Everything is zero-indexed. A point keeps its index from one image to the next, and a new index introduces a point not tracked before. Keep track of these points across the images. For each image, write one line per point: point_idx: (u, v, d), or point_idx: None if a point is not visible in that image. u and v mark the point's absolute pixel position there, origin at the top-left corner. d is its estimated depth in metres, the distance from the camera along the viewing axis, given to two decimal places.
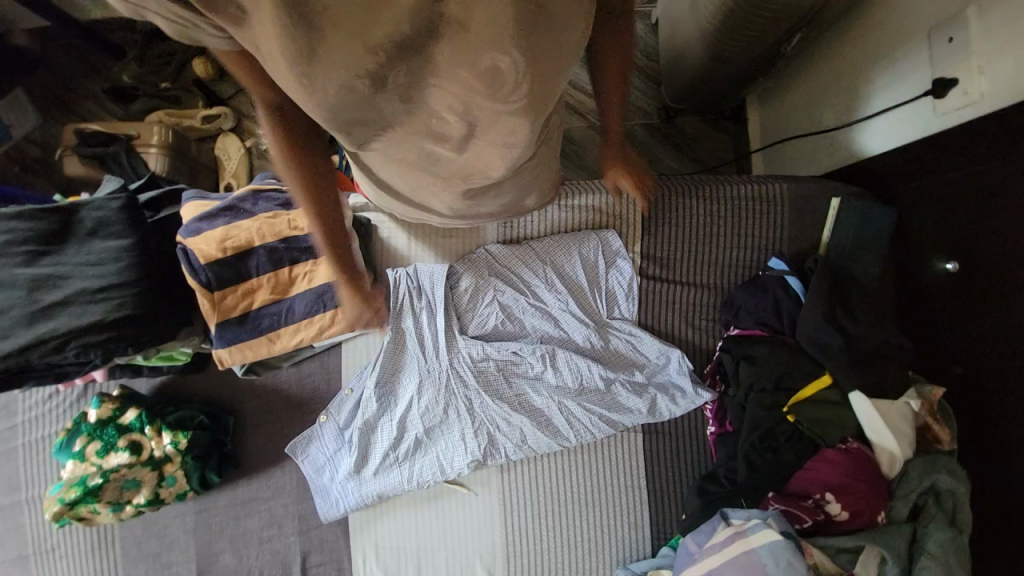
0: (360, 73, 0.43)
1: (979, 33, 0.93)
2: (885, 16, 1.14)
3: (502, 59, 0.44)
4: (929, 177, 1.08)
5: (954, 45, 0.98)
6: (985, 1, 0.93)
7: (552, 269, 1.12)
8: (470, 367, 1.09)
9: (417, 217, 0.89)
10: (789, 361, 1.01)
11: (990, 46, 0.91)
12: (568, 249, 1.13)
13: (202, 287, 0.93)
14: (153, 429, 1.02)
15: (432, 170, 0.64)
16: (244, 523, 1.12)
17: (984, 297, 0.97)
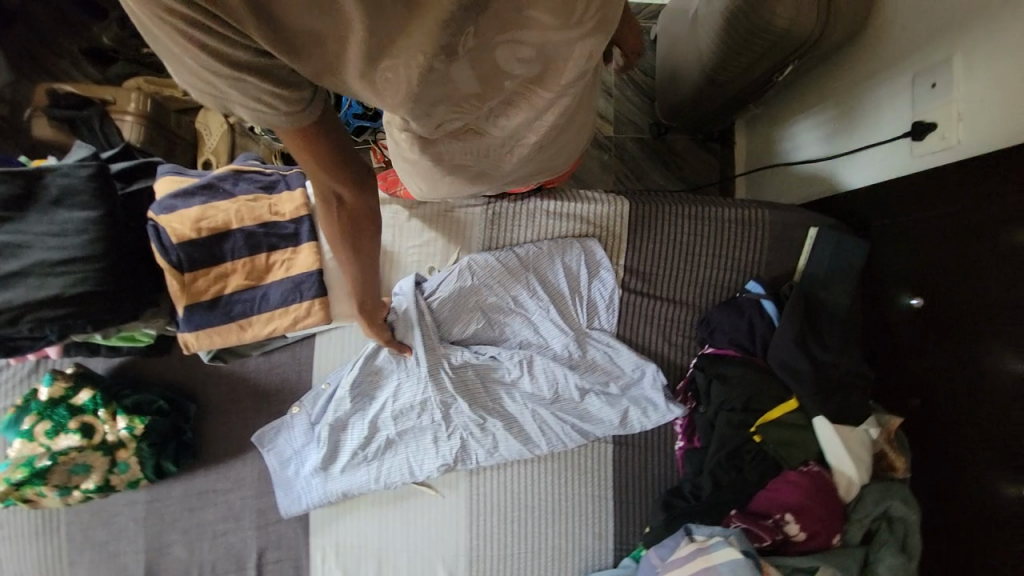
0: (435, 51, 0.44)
1: (961, 82, 0.99)
2: (875, 54, 1.18)
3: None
4: (905, 214, 1.12)
5: (937, 92, 1.03)
6: (968, 51, 0.98)
7: (537, 275, 1.12)
8: (449, 368, 1.08)
9: (439, 194, 0.91)
10: (759, 383, 1.04)
11: (974, 94, 0.96)
12: (554, 256, 1.13)
13: (172, 268, 0.89)
14: (106, 412, 0.97)
15: (467, 138, 0.65)
16: (198, 515, 1.08)
17: (946, 333, 1.02)
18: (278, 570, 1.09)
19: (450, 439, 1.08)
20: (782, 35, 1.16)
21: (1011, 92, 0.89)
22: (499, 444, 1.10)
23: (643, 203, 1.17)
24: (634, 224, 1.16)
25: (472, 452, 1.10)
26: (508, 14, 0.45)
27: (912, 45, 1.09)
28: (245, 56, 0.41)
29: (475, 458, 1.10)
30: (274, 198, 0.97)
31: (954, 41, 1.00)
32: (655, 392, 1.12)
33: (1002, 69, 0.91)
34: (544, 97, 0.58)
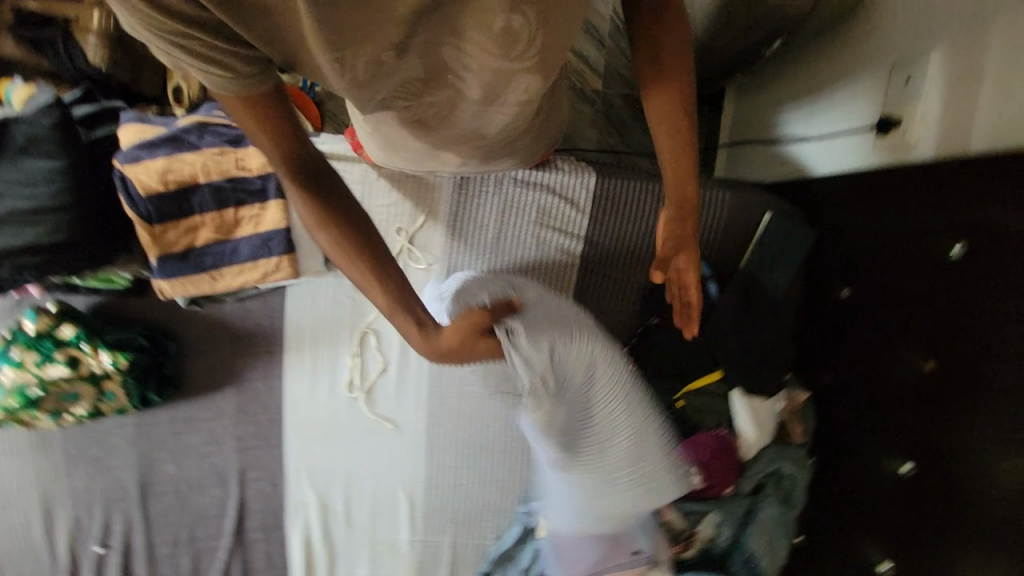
0: (387, 47, 0.51)
1: (931, 81, 0.98)
2: (860, 37, 1.16)
3: (516, 17, 0.51)
4: (853, 206, 1.17)
5: (908, 88, 1.03)
6: (944, 50, 0.96)
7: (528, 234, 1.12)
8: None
9: (410, 163, 0.92)
10: (688, 353, 1.17)
11: (938, 91, 0.97)
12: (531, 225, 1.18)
13: (141, 220, 0.93)
14: (90, 347, 1.05)
15: (409, 118, 0.67)
16: (183, 439, 1.21)
17: (868, 321, 1.12)
18: (257, 487, 1.25)
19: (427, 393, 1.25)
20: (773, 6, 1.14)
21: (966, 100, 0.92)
22: (464, 394, 1.26)
23: (610, 175, 1.20)
24: (598, 196, 1.20)
25: (440, 403, 1.26)
26: (455, 24, 0.52)
27: (897, 33, 1.06)
28: (185, 7, 0.44)
29: (445, 398, 1.26)
30: (240, 152, 0.97)
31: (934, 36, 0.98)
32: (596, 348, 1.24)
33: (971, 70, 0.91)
34: (493, 92, 0.61)
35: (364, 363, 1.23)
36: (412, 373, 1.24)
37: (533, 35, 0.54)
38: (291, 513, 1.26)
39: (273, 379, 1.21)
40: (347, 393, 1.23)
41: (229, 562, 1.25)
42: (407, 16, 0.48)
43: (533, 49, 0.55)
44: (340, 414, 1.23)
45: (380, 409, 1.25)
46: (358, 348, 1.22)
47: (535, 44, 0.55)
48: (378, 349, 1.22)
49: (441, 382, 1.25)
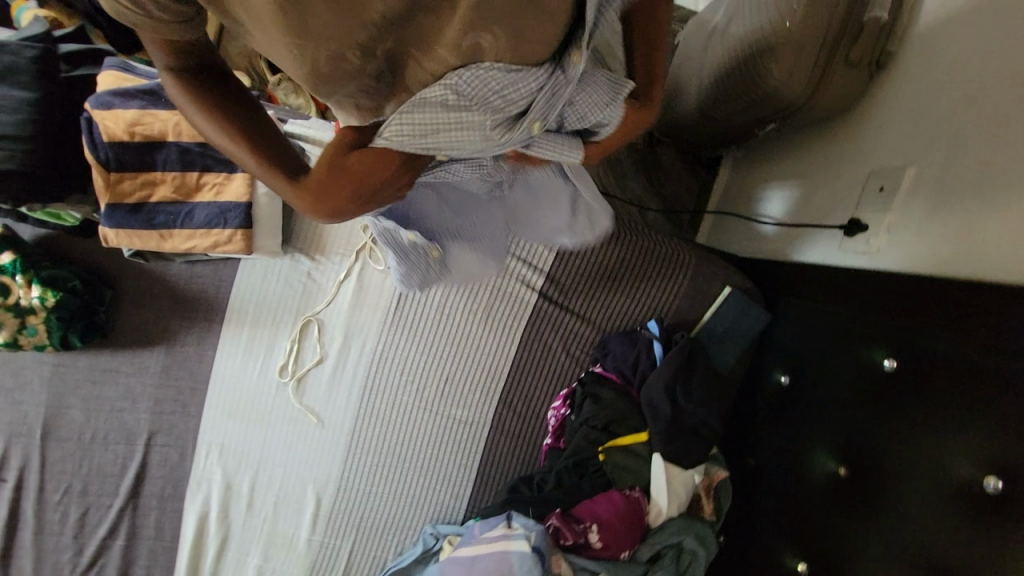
0: (349, 45, 0.47)
1: (903, 196, 0.99)
2: (853, 140, 1.16)
3: (485, 36, 0.47)
4: (808, 299, 1.19)
5: (881, 198, 1.04)
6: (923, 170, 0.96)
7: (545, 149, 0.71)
8: (379, 319, 1.22)
9: None
10: (625, 411, 1.17)
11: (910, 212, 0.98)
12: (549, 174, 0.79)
13: (99, 165, 0.93)
14: (23, 279, 1.04)
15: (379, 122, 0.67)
16: (99, 388, 1.18)
17: (799, 414, 1.14)
18: (164, 452, 1.21)
19: (358, 395, 1.23)
20: (769, 94, 1.15)
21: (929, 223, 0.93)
22: (396, 404, 1.24)
23: None
24: None
25: (371, 408, 1.24)
26: (427, 37, 0.48)
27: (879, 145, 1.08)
28: None
29: (376, 403, 1.24)
30: None
31: (916, 154, 0.98)
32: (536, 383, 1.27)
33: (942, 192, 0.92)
34: None
35: (301, 350, 1.21)
36: (350, 371, 1.23)
37: (501, 57, 0.50)
38: (191, 486, 1.22)
39: (205, 347, 1.20)
40: (277, 377, 1.21)
41: (118, 522, 1.21)
42: (376, 19, 0.44)
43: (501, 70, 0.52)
44: (266, 397, 1.21)
45: (307, 400, 1.23)
46: (298, 335, 1.20)
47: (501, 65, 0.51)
48: (319, 339, 1.21)
49: (376, 387, 1.23)
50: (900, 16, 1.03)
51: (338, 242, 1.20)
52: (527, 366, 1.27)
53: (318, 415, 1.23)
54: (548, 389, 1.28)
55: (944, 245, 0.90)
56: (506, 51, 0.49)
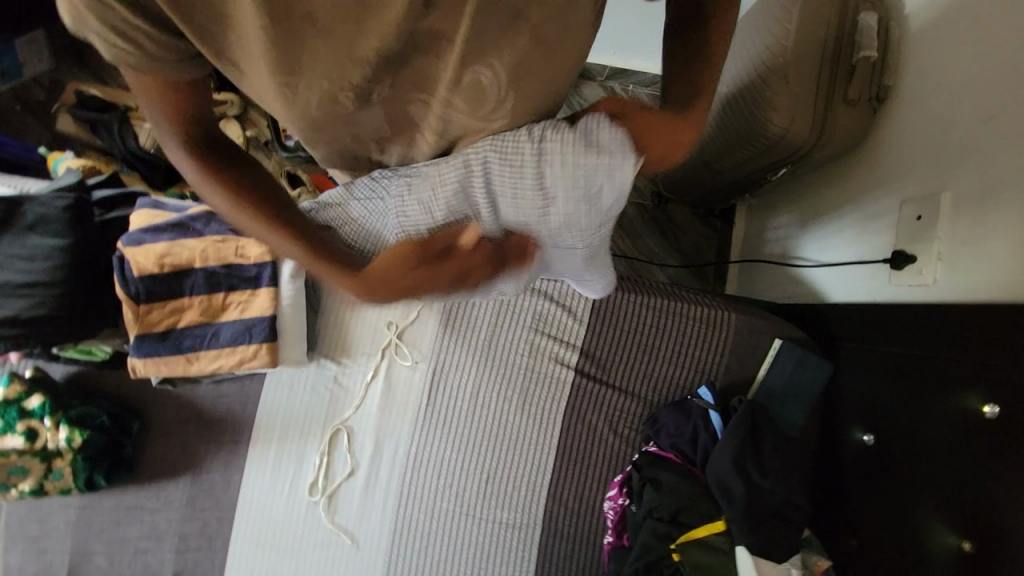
0: (343, 84, 0.47)
1: (946, 220, 0.92)
2: (874, 171, 1.10)
3: (484, 72, 0.48)
4: (869, 344, 1.09)
5: (923, 226, 0.96)
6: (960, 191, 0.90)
7: (509, 147, 0.58)
8: (410, 420, 1.15)
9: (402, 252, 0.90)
10: (690, 496, 1.03)
11: (957, 239, 0.90)
12: (547, 159, 0.58)
13: (129, 299, 0.94)
14: (52, 420, 1.02)
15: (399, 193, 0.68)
16: (124, 528, 1.12)
17: (897, 476, 0.99)
18: None
19: (394, 510, 1.13)
20: (774, 142, 1.12)
21: (989, 235, 0.84)
22: (436, 513, 1.13)
23: (609, 286, 1.17)
24: (597, 306, 1.16)
25: (410, 520, 1.13)
26: (426, 71, 0.48)
27: (902, 170, 1.03)
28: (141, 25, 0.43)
29: (413, 513, 1.13)
30: (242, 240, 1.01)
31: (950, 174, 0.92)
32: (583, 469, 1.16)
33: (986, 199, 0.85)
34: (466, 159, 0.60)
35: (331, 462, 1.14)
36: (383, 481, 1.14)
37: (501, 96, 0.51)
38: None
39: (232, 472, 1.14)
40: (307, 496, 1.13)
41: None
42: (372, 56, 0.45)
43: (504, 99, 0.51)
44: (294, 523, 1.12)
45: (341, 520, 1.13)
46: (327, 446, 1.13)
47: (505, 103, 0.52)
48: (349, 449, 1.14)
49: (413, 495, 1.13)
50: (888, 51, 1.04)
51: (362, 343, 1.16)
52: (572, 453, 1.16)
53: (353, 539, 1.12)
54: (599, 474, 1.16)
55: (1009, 270, 0.82)
56: (506, 82, 0.49)
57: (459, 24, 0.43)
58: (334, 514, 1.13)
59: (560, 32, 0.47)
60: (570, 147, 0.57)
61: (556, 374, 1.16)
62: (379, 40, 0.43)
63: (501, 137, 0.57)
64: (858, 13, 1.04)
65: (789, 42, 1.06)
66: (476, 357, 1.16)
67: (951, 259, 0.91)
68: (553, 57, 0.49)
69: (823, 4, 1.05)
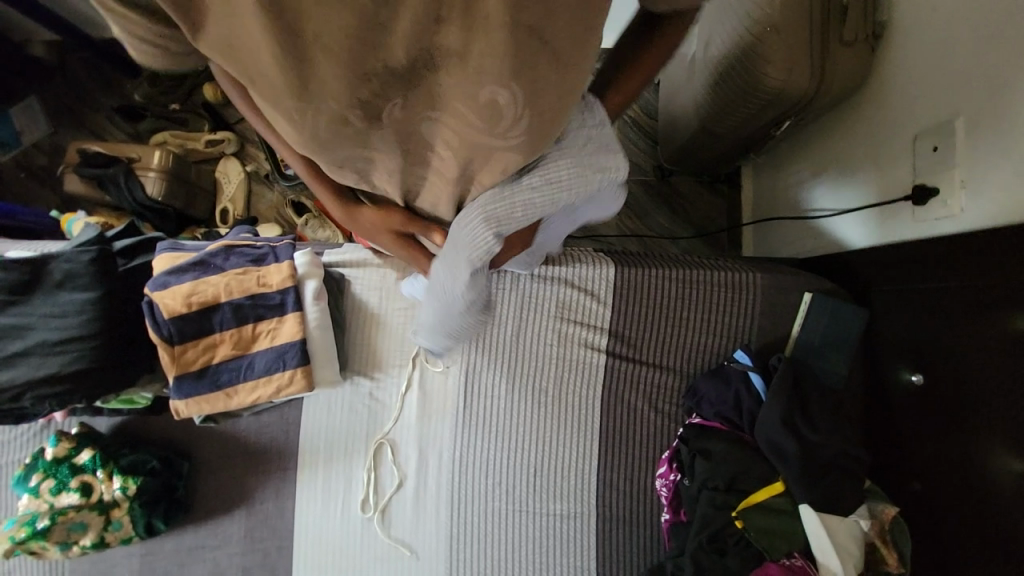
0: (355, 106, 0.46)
1: (968, 148, 0.89)
2: (882, 111, 1.08)
3: (501, 92, 0.46)
4: (902, 284, 1.06)
5: (941, 156, 0.94)
6: (975, 116, 0.88)
7: (541, 201, 0.61)
8: (450, 424, 1.15)
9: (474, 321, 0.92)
10: (743, 462, 1.01)
11: (978, 163, 0.88)
12: (546, 206, 0.62)
13: (163, 341, 0.95)
14: (104, 472, 1.04)
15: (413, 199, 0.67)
16: (188, 569, 1.13)
17: (953, 415, 0.96)
18: None
19: (447, 517, 1.13)
20: (774, 95, 1.11)
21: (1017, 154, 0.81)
22: (490, 514, 1.13)
23: (629, 264, 1.16)
24: (619, 286, 1.15)
25: (464, 525, 1.13)
26: (434, 88, 0.47)
27: (915, 101, 0.99)
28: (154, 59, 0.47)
29: (467, 517, 1.13)
30: (263, 270, 1.02)
31: (961, 101, 0.90)
32: (630, 451, 1.15)
33: (1006, 119, 0.82)
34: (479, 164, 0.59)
35: (379, 476, 1.14)
36: (432, 489, 1.14)
37: (518, 114, 0.48)
38: None
39: (283, 499, 1.15)
40: (360, 514, 1.13)
41: None
42: (379, 74, 0.44)
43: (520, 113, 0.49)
44: (351, 542, 1.13)
45: (397, 532, 1.13)
46: (373, 461, 1.14)
47: (522, 122, 0.49)
48: (395, 461, 1.14)
49: (464, 499, 1.13)
50: None
51: (392, 354, 1.16)
52: (617, 436, 1.15)
53: (411, 550, 1.13)
54: (647, 454, 1.15)
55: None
56: (523, 103, 0.47)
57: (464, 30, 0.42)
58: (389, 528, 1.13)
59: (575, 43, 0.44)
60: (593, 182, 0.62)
61: (589, 360, 1.16)
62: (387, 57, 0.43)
63: (499, 205, 0.61)
64: None
65: None
66: (507, 353, 1.15)
67: (977, 184, 0.88)
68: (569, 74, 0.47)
69: None
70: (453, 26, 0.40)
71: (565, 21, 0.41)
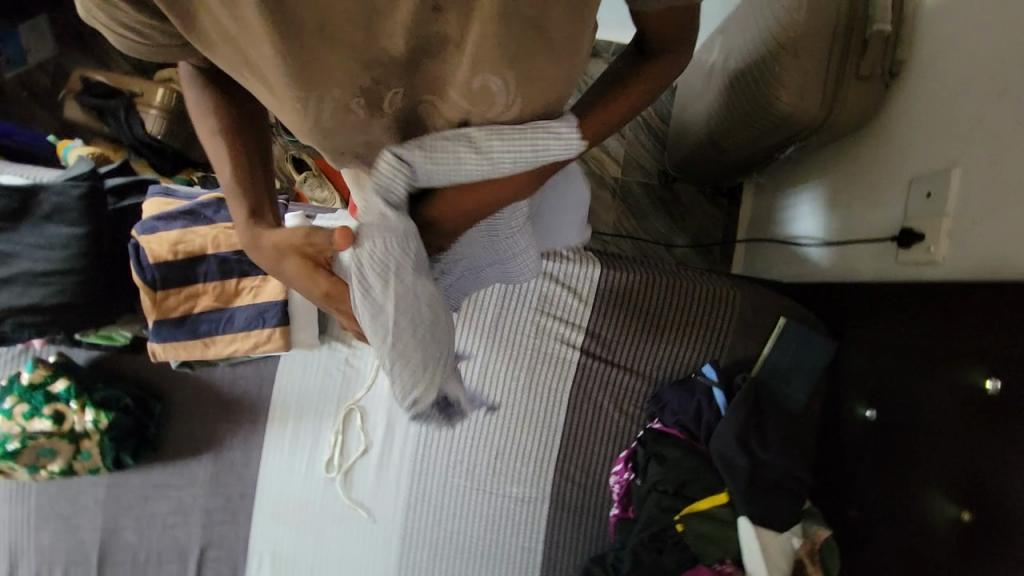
0: (354, 92, 0.47)
1: (959, 199, 0.91)
2: (885, 149, 1.08)
3: (495, 79, 0.45)
4: (874, 322, 1.09)
5: (932, 203, 0.95)
6: (972, 168, 0.89)
7: (448, 165, 0.50)
8: None
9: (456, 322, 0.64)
10: (694, 471, 1.06)
11: (965, 214, 0.90)
12: (461, 159, 0.50)
13: (146, 286, 0.97)
14: (78, 403, 1.07)
15: None
16: (152, 505, 1.17)
17: (899, 452, 1.01)
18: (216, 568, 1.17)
19: (407, 486, 1.17)
20: (782, 119, 1.11)
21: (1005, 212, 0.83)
22: (448, 488, 1.18)
23: (615, 267, 1.18)
24: (603, 287, 1.17)
25: (422, 495, 1.18)
26: (432, 79, 0.47)
27: (920, 142, 1.00)
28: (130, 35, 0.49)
29: (426, 489, 1.17)
30: None
31: (961, 151, 0.91)
32: (590, 446, 1.19)
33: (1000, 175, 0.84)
34: None
35: (346, 440, 1.18)
36: (396, 458, 1.18)
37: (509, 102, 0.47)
38: None
39: (251, 450, 1.18)
40: (323, 473, 1.17)
41: None
42: (379, 60, 0.44)
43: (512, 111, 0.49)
44: (312, 498, 1.17)
45: (356, 494, 1.17)
46: (342, 426, 1.17)
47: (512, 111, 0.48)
48: (363, 428, 1.18)
49: (426, 471, 1.18)
50: (902, 23, 1.01)
51: None
52: (579, 431, 1.19)
53: (369, 513, 1.17)
54: (607, 451, 1.19)
55: (1003, 244, 0.83)
56: (518, 90, 0.46)
57: (467, 30, 0.42)
58: (350, 490, 1.17)
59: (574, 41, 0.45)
60: (521, 148, 0.49)
61: (563, 355, 1.19)
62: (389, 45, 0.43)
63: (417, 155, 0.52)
64: None
65: (799, 16, 1.03)
66: (484, 338, 1.18)
67: (962, 235, 0.90)
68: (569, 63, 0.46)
69: None
70: (451, 14, 0.41)
71: (563, 17, 0.43)
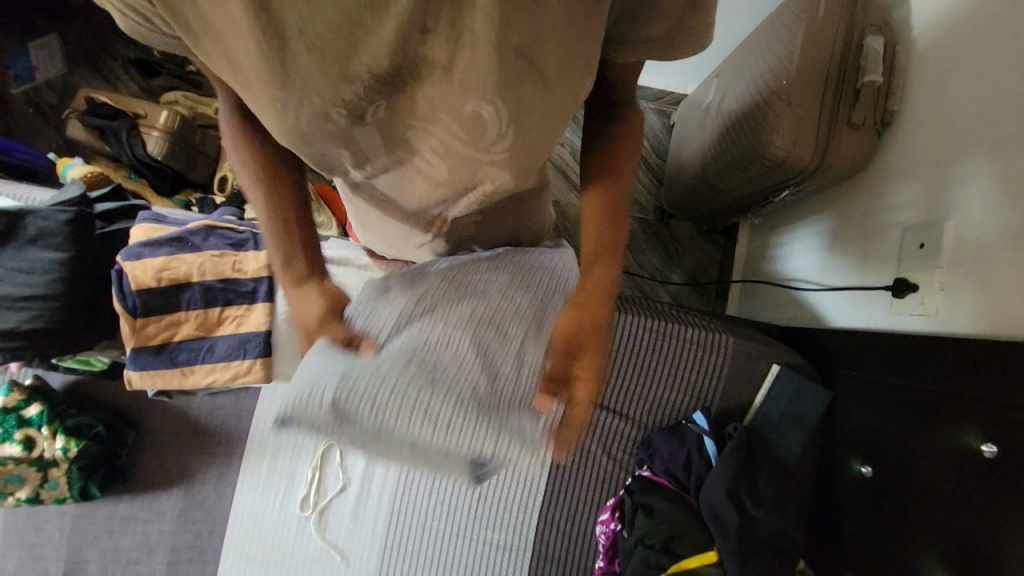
0: (334, 102, 0.46)
1: (951, 252, 0.90)
2: (877, 197, 1.09)
3: (486, 106, 0.45)
4: (869, 372, 1.07)
5: (925, 253, 0.95)
6: (965, 220, 0.88)
7: None
8: None
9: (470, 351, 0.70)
10: (683, 523, 1.01)
11: (957, 266, 0.89)
12: None
13: (127, 313, 0.95)
14: (49, 430, 1.03)
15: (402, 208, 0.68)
16: (118, 538, 1.13)
17: (896, 511, 0.97)
18: None
19: (382, 528, 1.13)
20: (776, 164, 1.11)
21: (997, 269, 0.81)
22: (426, 530, 1.13)
23: None
24: None
25: (399, 539, 1.13)
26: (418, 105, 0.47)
27: (908, 191, 1.01)
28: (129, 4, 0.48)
29: (404, 533, 1.13)
30: (240, 255, 1.02)
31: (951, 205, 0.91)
32: (576, 494, 1.15)
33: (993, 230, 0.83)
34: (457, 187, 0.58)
35: (323, 477, 1.13)
36: (373, 498, 1.13)
37: (502, 132, 0.48)
38: None
39: (225, 484, 1.14)
40: (298, 511, 1.12)
41: None
42: (363, 73, 0.43)
43: (499, 146, 0.50)
44: (284, 539, 1.12)
45: (331, 536, 1.13)
46: (319, 462, 1.13)
47: (506, 137, 0.49)
48: (341, 465, 1.13)
49: (403, 513, 1.13)
50: (896, 73, 1.02)
51: None
52: (564, 475, 1.15)
53: (342, 556, 1.12)
54: (593, 498, 1.15)
55: (996, 302, 0.82)
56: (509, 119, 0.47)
57: (456, 53, 0.41)
58: (325, 531, 1.13)
59: (564, 69, 0.44)
60: None
61: None
62: (373, 63, 0.42)
63: None
64: (864, 37, 1.02)
65: (793, 65, 1.05)
66: None
67: (957, 288, 0.88)
68: (557, 101, 0.47)
69: (831, 24, 1.03)
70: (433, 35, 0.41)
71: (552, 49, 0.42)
